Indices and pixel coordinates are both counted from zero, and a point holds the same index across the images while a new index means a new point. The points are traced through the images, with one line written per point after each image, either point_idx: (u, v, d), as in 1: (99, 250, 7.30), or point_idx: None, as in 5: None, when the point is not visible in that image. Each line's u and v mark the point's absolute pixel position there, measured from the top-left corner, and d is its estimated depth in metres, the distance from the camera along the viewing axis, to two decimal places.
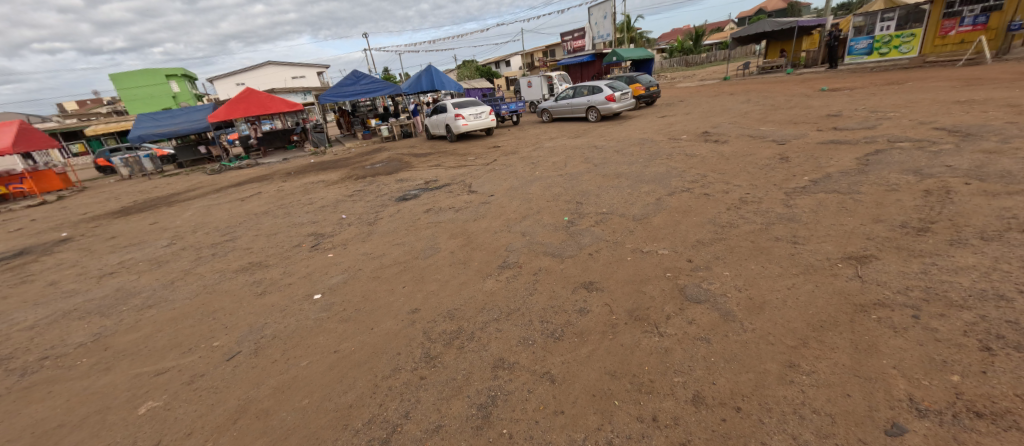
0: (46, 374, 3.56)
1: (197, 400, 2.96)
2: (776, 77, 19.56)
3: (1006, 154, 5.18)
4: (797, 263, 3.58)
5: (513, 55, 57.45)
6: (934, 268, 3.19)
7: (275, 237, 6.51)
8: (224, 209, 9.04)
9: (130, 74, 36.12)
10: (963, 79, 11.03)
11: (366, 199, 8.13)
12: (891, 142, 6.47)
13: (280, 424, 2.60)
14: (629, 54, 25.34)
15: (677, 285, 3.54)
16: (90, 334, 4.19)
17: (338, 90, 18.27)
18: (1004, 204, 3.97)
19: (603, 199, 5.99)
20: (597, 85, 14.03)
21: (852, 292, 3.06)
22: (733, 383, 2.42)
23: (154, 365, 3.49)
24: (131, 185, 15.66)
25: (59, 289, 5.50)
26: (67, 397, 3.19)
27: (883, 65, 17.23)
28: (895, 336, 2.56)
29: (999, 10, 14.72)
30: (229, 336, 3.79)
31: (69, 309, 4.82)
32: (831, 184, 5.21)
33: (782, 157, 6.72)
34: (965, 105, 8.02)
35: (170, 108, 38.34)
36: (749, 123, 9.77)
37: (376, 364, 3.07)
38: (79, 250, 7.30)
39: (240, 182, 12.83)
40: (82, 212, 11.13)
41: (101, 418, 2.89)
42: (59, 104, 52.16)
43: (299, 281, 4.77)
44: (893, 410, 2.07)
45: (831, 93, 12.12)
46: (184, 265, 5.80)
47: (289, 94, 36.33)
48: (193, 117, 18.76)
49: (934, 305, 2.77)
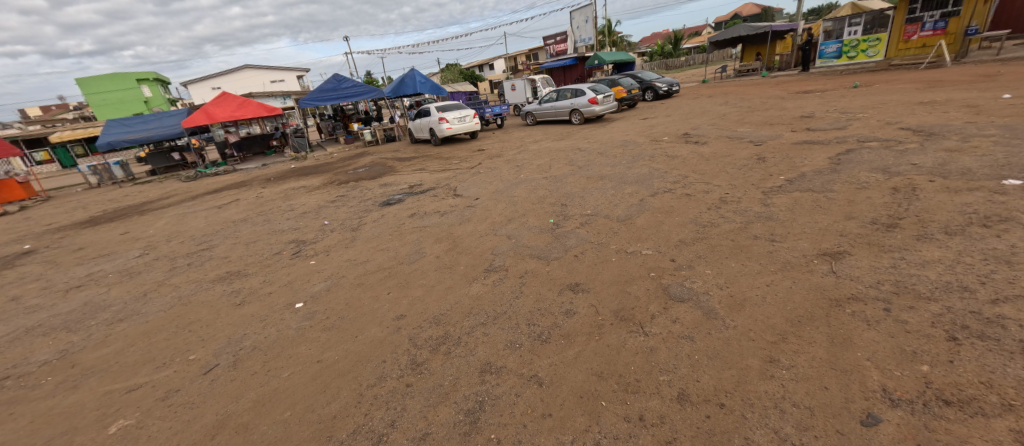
0: (7, 395, 3.37)
1: (172, 416, 2.85)
2: (752, 80, 20.24)
3: (966, 152, 5.44)
4: (775, 260, 3.68)
5: (496, 58, 57.54)
6: (903, 262, 3.32)
7: (253, 245, 6.34)
8: (200, 217, 8.76)
9: (98, 79, 34.80)
10: (926, 82, 11.55)
11: (349, 205, 7.98)
12: (861, 142, 6.72)
13: (260, 438, 2.53)
14: (610, 57, 25.79)
15: (661, 285, 3.59)
16: (55, 351, 3.99)
17: (319, 94, 17.89)
18: (965, 200, 4.17)
19: (587, 201, 6.06)
20: (580, 89, 14.16)
21: (827, 287, 3.16)
22: (716, 380, 2.46)
23: (126, 381, 3.35)
24: (101, 194, 15.07)
25: (21, 305, 5.22)
26: (30, 418, 3.03)
27: (850, 68, 18.02)
28: (869, 329, 2.65)
29: (957, 15, 15.40)
30: (206, 349, 3.67)
31: (32, 326, 4.59)
32: (806, 183, 5.38)
33: (759, 157, 6.91)
34: (927, 106, 8.42)
35: (142, 113, 37.10)
36: (727, 124, 10.04)
37: (361, 372, 3.02)
38: (42, 263, 6.95)
39: (217, 188, 12.46)
40: (46, 223, 10.62)
41: (70, 439, 2.76)
42: (22, 110, 50.30)
43: (280, 290, 4.65)
44: (868, 401, 2.14)
45: (804, 96, 12.54)
46: (157, 276, 5.58)
47: (267, 97, 35.48)
48: (166, 123, 18.13)
49: (904, 298, 2.89)
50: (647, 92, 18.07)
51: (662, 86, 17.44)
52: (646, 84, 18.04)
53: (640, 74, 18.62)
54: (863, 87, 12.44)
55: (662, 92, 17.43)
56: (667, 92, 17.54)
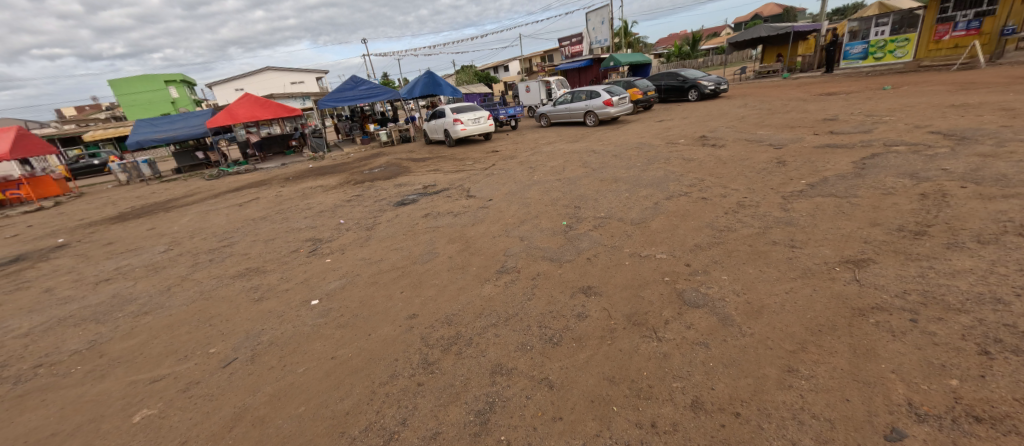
0: (40, 382, 3.52)
1: (192, 408, 2.93)
2: (773, 82, 19.82)
3: (1001, 157, 5.20)
4: (794, 267, 3.58)
5: (511, 60, 57.71)
6: (931, 271, 3.19)
7: (272, 242, 6.48)
8: (222, 214, 9.02)
9: (128, 80, 36.20)
10: (958, 83, 11.11)
11: (364, 204, 8.10)
12: (887, 146, 6.49)
13: (276, 431, 2.58)
14: (626, 58, 25.61)
15: (675, 290, 3.54)
16: (84, 341, 4.15)
17: (337, 96, 18.22)
18: (1000, 207, 3.98)
19: (601, 203, 6.01)
20: (595, 90, 14.07)
21: (849, 296, 3.05)
22: (731, 389, 2.40)
23: (150, 372, 3.46)
24: (129, 191, 15.64)
25: (54, 296, 5.45)
26: (61, 405, 3.15)
27: (877, 69, 17.48)
28: (894, 340, 2.55)
29: (992, 14, 14.76)
30: (226, 342, 3.76)
31: (63, 317, 4.78)
32: (828, 188, 5.23)
33: (779, 161, 6.74)
34: (960, 109, 8.09)
35: (169, 113, 38.39)
36: (746, 127, 9.84)
37: (374, 370, 3.05)
38: (75, 256, 7.25)
39: (239, 187, 12.82)
40: (79, 218, 11.08)
41: (96, 426, 2.86)
42: (58, 111, 52.71)
43: (296, 287, 4.74)
44: (892, 416, 2.06)
45: (828, 97, 12.19)
46: (180, 271, 5.76)
47: (288, 98, 36.36)
48: (192, 122, 18.71)
49: (932, 309, 2.77)
50: (691, 91, 16.70)
51: (708, 85, 16.07)
52: (689, 83, 16.69)
53: (682, 72, 17.24)
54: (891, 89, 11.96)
55: (708, 92, 16.11)
56: (713, 92, 16.21)
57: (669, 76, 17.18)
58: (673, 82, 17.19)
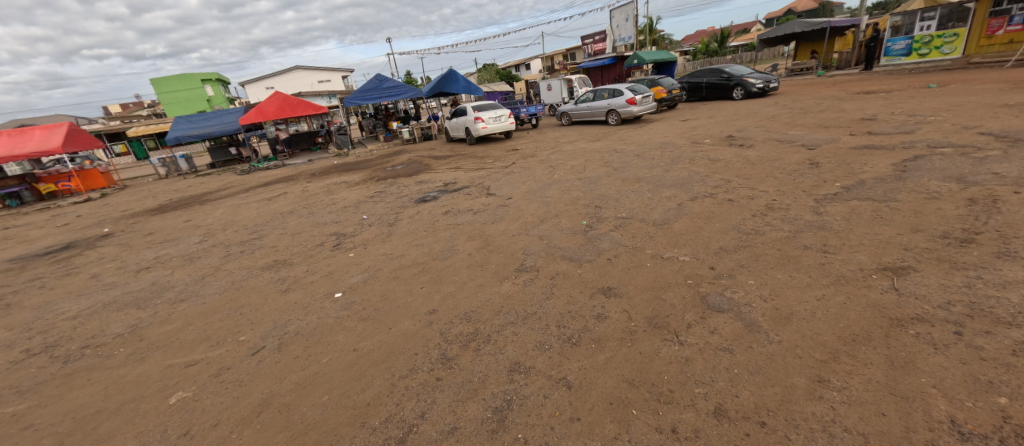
0: (87, 362, 3.75)
1: (223, 392, 3.05)
2: (807, 80, 19.05)
3: None
4: (827, 273, 3.43)
5: (533, 58, 57.54)
6: (979, 281, 3.00)
7: (299, 236, 6.69)
8: (252, 208, 9.36)
9: (169, 79, 38.04)
10: (1012, 81, 10.42)
11: (386, 201, 8.23)
12: (932, 147, 6.13)
13: (300, 418, 2.66)
14: (650, 56, 25.14)
15: (698, 293, 3.44)
16: (126, 325, 4.39)
17: (362, 94, 18.60)
18: None
19: (622, 203, 5.92)
20: (618, 89, 13.85)
21: (887, 306, 2.90)
22: (757, 397, 2.33)
23: (185, 357, 3.63)
24: (168, 184, 16.43)
25: (100, 282, 5.80)
26: (105, 384, 3.34)
27: (922, 66, 16.52)
28: (935, 353, 2.41)
29: None
30: (255, 331, 3.90)
31: (108, 301, 5.08)
32: (865, 191, 4.99)
33: (812, 162, 6.47)
34: (1014, 109, 7.57)
35: (205, 110, 40.11)
36: (776, 126, 9.50)
37: (395, 363, 3.10)
38: (118, 245, 7.67)
39: (268, 182, 13.27)
40: (122, 209, 11.73)
41: (136, 406, 3.02)
42: (105, 108, 55.89)
43: (321, 280, 4.88)
44: (932, 433, 1.94)
45: (866, 96, 11.63)
46: (214, 262, 6.01)
47: (315, 96, 37.34)
48: (226, 119, 19.47)
49: (978, 321, 2.60)
50: (736, 89, 15.91)
51: (756, 83, 15.22)
52: (734, 81, 15.89)
53: (727, 69, 16.44)
54: (937, 87, 11.33)
55: (756, 91, 15.26)
56: (761, 91, 15.34)
57: (713, 73, 16.43)
58: (716, 79, 16.45)
